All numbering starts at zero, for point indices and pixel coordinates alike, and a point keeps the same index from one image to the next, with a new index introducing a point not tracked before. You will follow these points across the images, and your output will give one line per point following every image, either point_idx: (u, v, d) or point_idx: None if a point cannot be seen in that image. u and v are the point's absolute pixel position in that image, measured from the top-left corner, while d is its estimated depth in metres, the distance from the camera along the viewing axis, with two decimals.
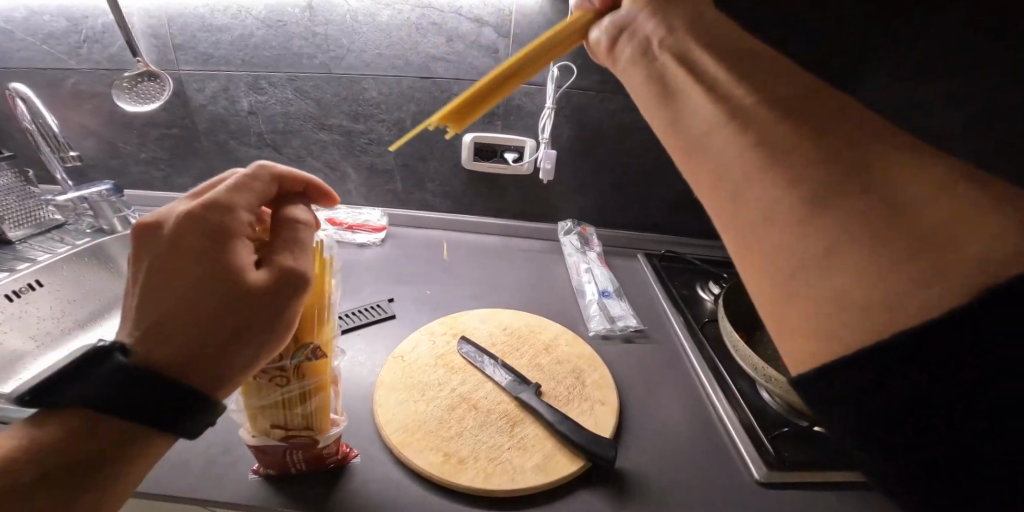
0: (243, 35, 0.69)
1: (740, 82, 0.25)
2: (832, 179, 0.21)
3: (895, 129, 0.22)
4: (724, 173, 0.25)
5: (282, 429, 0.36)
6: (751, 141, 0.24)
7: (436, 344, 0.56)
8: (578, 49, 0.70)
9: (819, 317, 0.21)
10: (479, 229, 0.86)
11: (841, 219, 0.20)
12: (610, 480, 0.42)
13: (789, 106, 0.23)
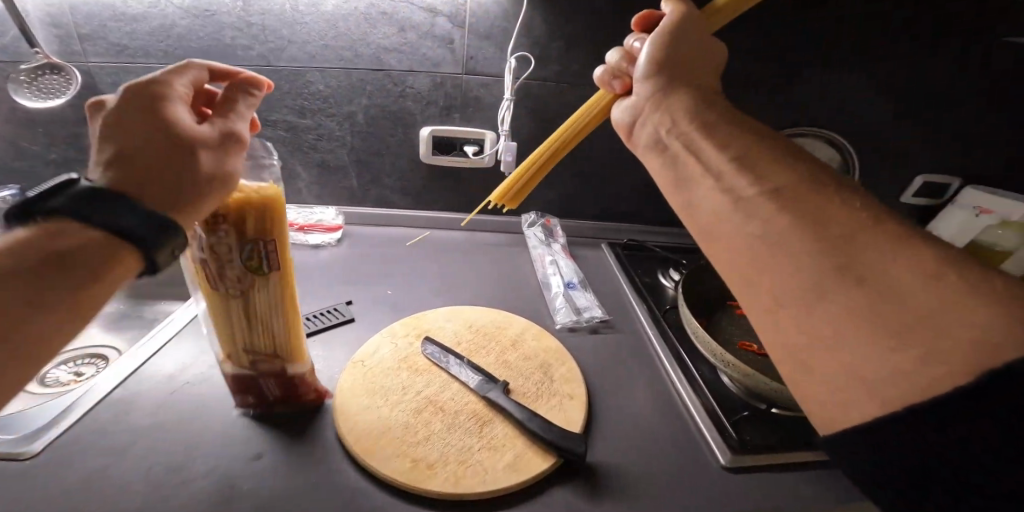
0: (164, 25, 0.63)
1: (744, 177, 0.32)
2: (834, 266, 0.26)
3: (881, 223, 0.27)
4: (744, 255, 0.31)
5: (248, 346, 0.39)
6: (762, 230, 0.30)
7: (398, 346, 0.54)
8: (534, 39, 0.69)
9: (847, 377, 0.26)
10: (441, 224, 0.84)
11: (851, 294, 0.26)
12: (583, 475, 0.42)
13: (796, 197, 0.30)
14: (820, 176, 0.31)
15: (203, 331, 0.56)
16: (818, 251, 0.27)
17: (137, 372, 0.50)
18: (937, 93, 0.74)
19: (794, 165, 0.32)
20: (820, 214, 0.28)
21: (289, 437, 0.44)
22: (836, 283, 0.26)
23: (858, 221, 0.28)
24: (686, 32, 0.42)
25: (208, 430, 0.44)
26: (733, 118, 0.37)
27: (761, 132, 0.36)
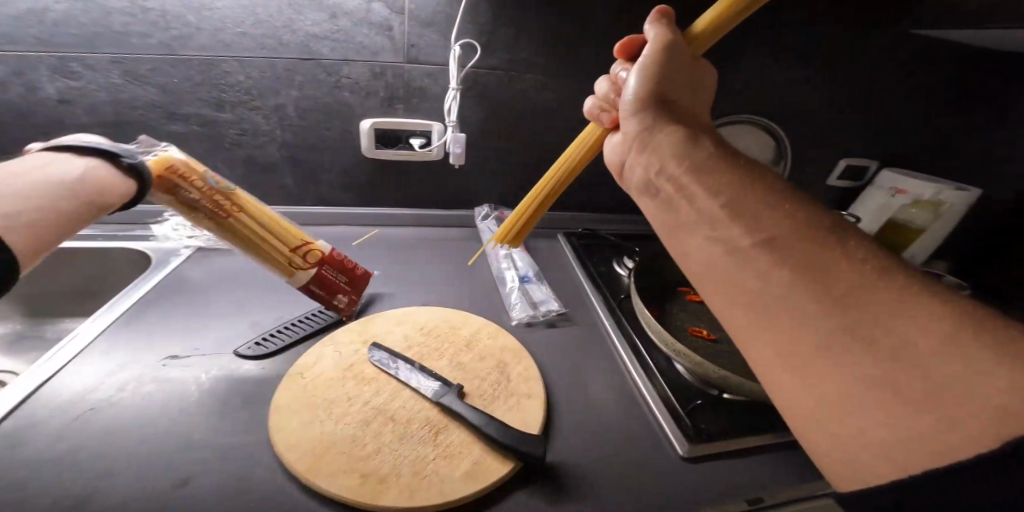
0: (33, 8, 0.55)
1: (739, 228, 0.33)
2: (842, 324, 0.27)
3: (885, 277, 0.28)
4: (750, 308, 0.32)
5: (287, 252, 0.51)
6: (766, 284, 0.31)
7: (343, 355, 0.51)
8: (480, 27, 0.66)
9: (868, 441, 0.26)
10: (389, 221, 0.79)
11: (861, 353, 0.26)
12: (543, 477, 0.41)
13: (797, 245, 0.31)
14: (819, 220, 0.32)
15: (114, 348, 0.50)
16: (823, 306, 0.28)
17: (35, 396, 0.44)
18: (855, 82, 0.80)
19: (791, 211, 0.32)
20: (823, 265, 0.29)
21: (221, 461, 0.40)
22: (846, 340, 0.27)
23: (860, 271, 0.29)
24: (669, 65, 0.42)
25: (122, 457, 0.39)
26: (724, 156, 0.38)
27: (756, 172, 0.37)
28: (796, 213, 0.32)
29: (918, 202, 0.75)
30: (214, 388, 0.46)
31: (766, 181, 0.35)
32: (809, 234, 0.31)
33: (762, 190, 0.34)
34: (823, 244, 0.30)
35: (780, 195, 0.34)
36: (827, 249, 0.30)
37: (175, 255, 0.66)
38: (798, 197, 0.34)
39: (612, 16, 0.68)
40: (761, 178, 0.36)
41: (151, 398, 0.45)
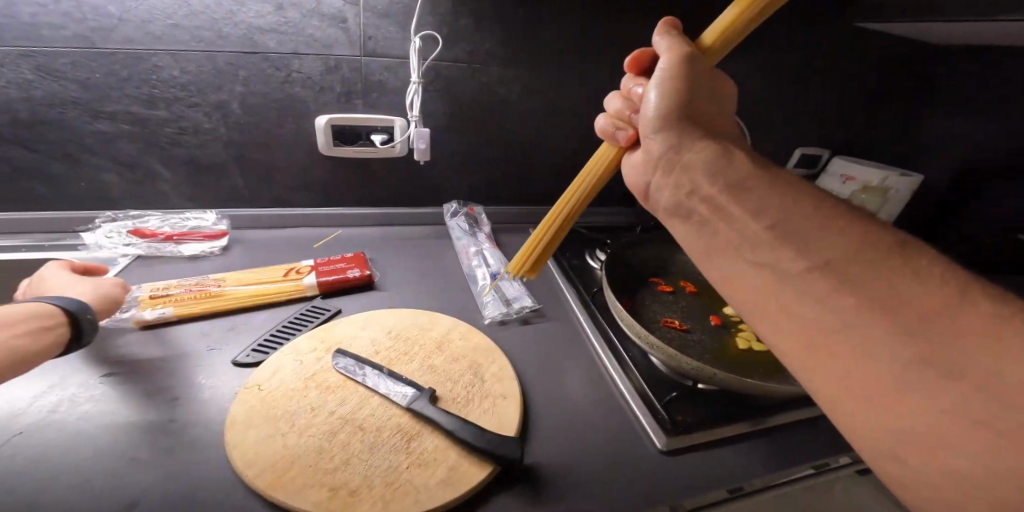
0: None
1: (788, 248, 0.31)
2: (913, 346, 0.26)
3: (953, 294, 0.27)
4: (805, 333, 0.30)
5: (292, 276, 0.60)
6: (822, 306, 0.29)
7: (305, 363, 0.48)
8: (441, 18, 0.64)
9: (963, 478, 0.23)
10: (352, 221, 0.76)
11: (940, 380, 0.24)
12: (522, 480, 0.40)
13: (851, 263, 0.29)
14: (871, 235, 0.31)
15: (44, 369, 0.45)
16: (898, 326, 0.26)
17: None
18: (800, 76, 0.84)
19: (844, 228, 0.31)
20: (890, 281, 0.28)
21: (172, 483, 0.36)
22: (933, 357, 0.25)
23: (928, 288, 0.27)
24: (692, 71, 0.38)
25: (55, 486, 0.35)
26: (761, 171, 0.36)
27: (798, 186, 0.35)
28: (846, 229, 0.31)
29: (866, 188, 0.79)
30: (160, 406, 0.43)
31: (811, 195, 0.34)
32: (865, 250, 0.30)
33: (811, 206, 0.33)
34: (883, 259, 0.29)
35: (825, 209, 0.33)
36: (888, 264, 0.29)
37: (113, 265, 0.60)
38: (845, 211, 0.33)
39: (571, 9, 0.68)
40: (805, 193, 0.34)
41: (88, 419, 0.41)
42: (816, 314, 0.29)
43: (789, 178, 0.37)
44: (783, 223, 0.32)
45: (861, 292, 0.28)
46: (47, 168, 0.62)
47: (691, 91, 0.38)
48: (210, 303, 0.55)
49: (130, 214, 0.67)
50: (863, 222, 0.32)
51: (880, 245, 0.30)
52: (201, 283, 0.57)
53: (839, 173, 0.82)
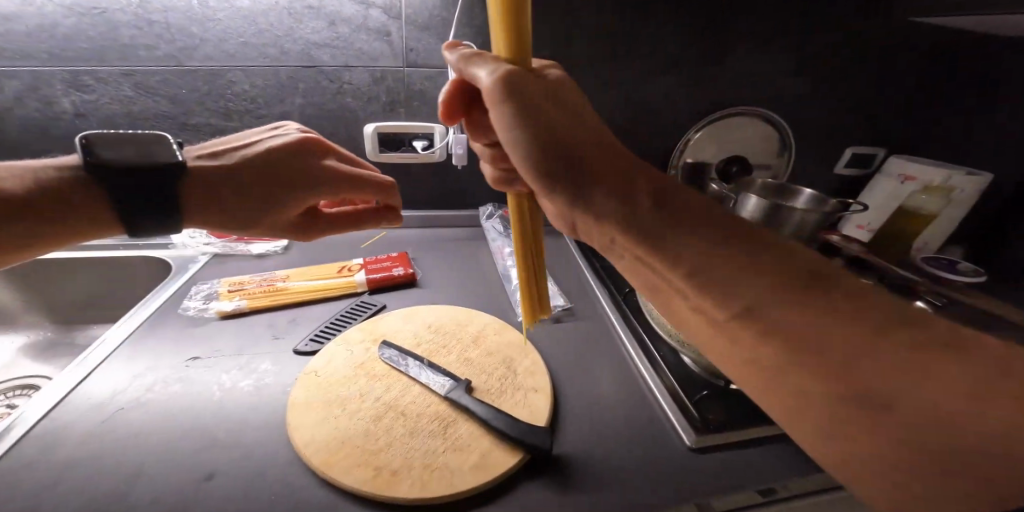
0: (43, 24, 0.59)
1: (711, 299, 0.28)
2: (854, 407, 0.24)
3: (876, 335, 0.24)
4: (756, 377, 0.28)
5: (343, 273, 0.65)
6: (763, 358, 0.27)
7: (354, 353, 0.52)
8: (477, 28, 0.67)
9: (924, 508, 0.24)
10: (395, 223, 0.81)
11: (886, 439, 0.23)
12: (552, 470, 0.42)
13: (774, 311, 0.26)
14: (808, 277, 0.27)
15: (140, 351, 0.52)
16: (840, 388, 0.24)
17: (67, 400, 0.45)
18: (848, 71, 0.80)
19: (755, 262, 0.28)
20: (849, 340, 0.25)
21: (242, 457, 0.41)
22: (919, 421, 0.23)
23: (852, 333, 0.24)
24: (533, 104, 0.35)
25: (153, 453, 0.40)
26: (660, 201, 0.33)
27: (709, 218, 0.31)
28: (783, 277, 0.27)
29: (928, 188, 0.73)
30: (233, 388, 0.48)
31: (731, 228, 0.31)
32: (808, 302, 0.26)
33: (727, 249, 0.29)
34: (827, 309, 0.26)
35: (755, 247, 0.29)
36: (832, 314, 0.26)
37: (193, 261, 0.68)
38: (767, 244, 0.29)
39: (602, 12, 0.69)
40: (721, 229, 0.30)
41: (177, 398, 0.46)
42: (796, 388, 0.26)
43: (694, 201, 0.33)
44: (716, 281, 0.29)
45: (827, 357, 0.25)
46: None
47: (551, 126, 0.35)
48: (275, 296, 0.61)
49: None
50: (788, 254, 0.29)
51: (818, 295, 0.26)
52: (271, 279, 0.63)
53: (896, 173, 0.77)
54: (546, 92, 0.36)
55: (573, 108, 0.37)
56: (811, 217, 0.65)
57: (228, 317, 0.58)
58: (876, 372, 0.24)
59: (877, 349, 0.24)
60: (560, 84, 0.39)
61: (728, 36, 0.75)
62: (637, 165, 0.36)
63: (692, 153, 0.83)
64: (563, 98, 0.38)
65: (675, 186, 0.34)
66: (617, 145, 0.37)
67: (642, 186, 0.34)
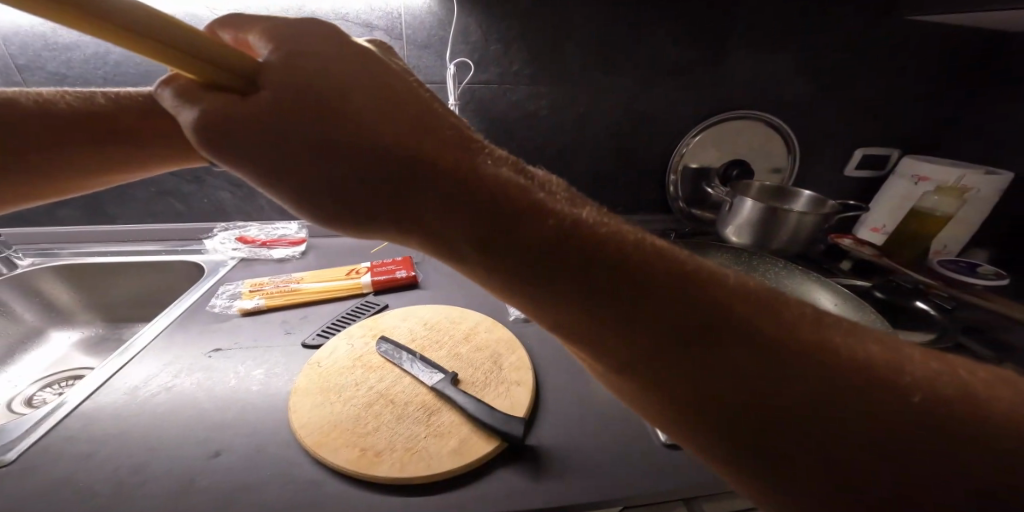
0: (98, 52, 0.69)
1: (594, 342, 0.27)
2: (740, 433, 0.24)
3: (754, 363, 0.23)
4: (652, 411, 0.27)
5: (350, 277, 0.71)
6: (654, 393, 0.26)
7: (355, 346, 0.56)
8: (472, 45, 0.73)
9: None
10: None
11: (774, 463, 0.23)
12: (528, 459, 0.44)
13: (651, 348, 0.25)
14: (683, 294, 0.25)
15: (170, 344, 0.58)
16: (723, 416, 0.24)
17: (106, 385, 0.51)
18: (846, 71, 0.80)
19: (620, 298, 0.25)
20: (708, 363, 0.24)
21: (248, 436, 0.45)
22: (758, 433, 0.23)
23: (729, 363, 0.24)
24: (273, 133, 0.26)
25: (171, 432, 0.45)
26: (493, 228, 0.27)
27: (566, 228, 0.26)
28: (654, 296, 0.25)
29: (942, 188, 0.75)
30: (246, 376, 0.53)
31: (595, 240, 0.26)
32: (677, 321, 0.24)
33: (587, 273, 0.25)
34: (696, 331, 0.24)
35: (624, 261, 0.25)
36: (700, 337, 0.24)
37: (223, 265, 0.76)
38: (639, 256, 0.26)
39: (590, 23, 0.73)
40: (580, 245, 0.26)
41: (197, 385, 0.51)
42: (656, 402, 0.26)
43: (535, 210, 0.27)
44: (588, 300, 0.26)
45: (688, 375, 0.25)
46: (182, 188, 0.81)
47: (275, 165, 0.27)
48: (292, 296, 0.67)
49: (236, 224, 0.84)
50: (666, 263, 0.25)
51: (689, 316, 0.24)
52: (287, 281, 0.69)
53: (909, 173, 0.80)
54: (274, 101, 0.26)
55: (322, 97, 0.26)
56: (809, 219, 0.68)
57: (249, 314, 0.64)
58: (768, 390, 0.23)
59: (737, 370, 0.23)
60: (289, 55, 0.26)
61: (721, 39, 0.76)
62: (433, 170, 0.27)
63: (692, 157, 0.85)
64: (310, 83, 0.26)
65: (491, 197, 0.27)
66: (412, 129, 0.27)
67: (473, 216, 0.27)
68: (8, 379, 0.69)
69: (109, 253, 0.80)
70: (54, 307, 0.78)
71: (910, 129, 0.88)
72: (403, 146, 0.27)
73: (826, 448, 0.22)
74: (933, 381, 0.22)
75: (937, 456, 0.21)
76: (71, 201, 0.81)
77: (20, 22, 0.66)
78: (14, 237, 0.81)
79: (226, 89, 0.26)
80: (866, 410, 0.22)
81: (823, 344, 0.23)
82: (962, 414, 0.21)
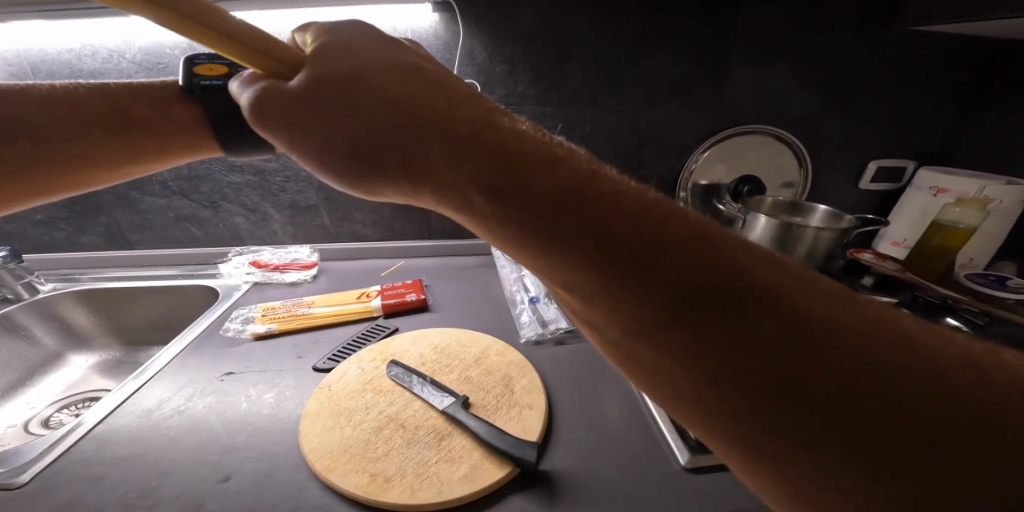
0: (120, 78, 0.73)
1: (601, 305, 0.26)
2: (767, 402, 0.22)
3: (775, 322, 0.22)
4: (666, 386, 0.26)
5: (362, 297, 0.72)
6: (670, 361, 0.25)
7: (365, 370, 0.56)
8: (480, 67, 0.75)
9: None
10: (413, 252, 0.89)
11: (809, 437, 0.21)
12: (541, 484, 0.42)
13: (666, 307, 0.24)
14: (687, 263, 0.24)
15: (184, 366, 0.58)
16: (751, 382, 0.22)
17: (122, 405, 0.52)
18: (851, 83, 0.80)
19: (632, 252, 0.24)
20: (715, 333, 0.23)
21: (257, 459, 0.45)
22: (769, 417, 0.22)
23: (753, 319, 0.22)
24: (306, 105, 0.29)
25: (183, 453, 0.45)
26: (505, 188, 0.27)
27: (574, 182, 0.26)
28: (666, 249, 0.24)
29: (962, 200, 0.75)
30: (256, 400, 0.52)
31: (603, 199, 0.26)
32: (692, 276, 0.24)
33: (590, 239, 0.25)
34: (698, 301, 0.23)
35: (634, 220, 0.25)
36: (705, 310, 0.23)
37: (236, 289, 0.77)
38: (654, 212, 0.26)
39: (592, 43, 0.75)
40: (587, 205, 0.25)
41: (208, 408, 0.51)
42: (663, 373, 0.25)
43: (548, 168, 0.27)
44: (597, 258, 0.25)
45: (693, 349, 0.23)
46: (198, 213, 0.83)
47: (310, 137, 0.29)
48: (303, 319, 0.67)
49: (250, 248, 0.86)
50: (676, 227, 0.25)
51: (704, 271, 0.23)
52: (297, 305, 0.70)
53: (928, 185, 0.78)
54: (315, 79, 0.29)
55: (353, 78, 0.29)
56: (825, 235, 0.66)
57: (261, 338, 0.64)
58: (793, 351, 0.22)
59: (746, 330, 0.22)
60: (336, 49, 0.30)
61: (726, 55, 0.76)
62: (451, 135, 0.28)
63: (702, 174, 0.85)
64: (343, 67, 0.29)
65: (508, 153, 0.27)
66: (435, 100, 0.29)
67: (486, 173, 0.27)
68: (27, 402, 0.70)
69: (129, 277, 0.82)
70: (75, 330, 0.80)
71: (922, 140, 0.86)
72: (416, 109, 0.29)
73: (838, 436, 0.21)
74: (987, 374, 0.21)
75: (963, 445, 0.19)
76: (90, 227, 0.84)
77: (48, 50, 0.71)
78: (39, 262, 0.84)
79: (282, 78, 0.30)
80: (881, 400, 0.20)
81: (839, 327, 0.22)
82: (1003, 414, 0.19)
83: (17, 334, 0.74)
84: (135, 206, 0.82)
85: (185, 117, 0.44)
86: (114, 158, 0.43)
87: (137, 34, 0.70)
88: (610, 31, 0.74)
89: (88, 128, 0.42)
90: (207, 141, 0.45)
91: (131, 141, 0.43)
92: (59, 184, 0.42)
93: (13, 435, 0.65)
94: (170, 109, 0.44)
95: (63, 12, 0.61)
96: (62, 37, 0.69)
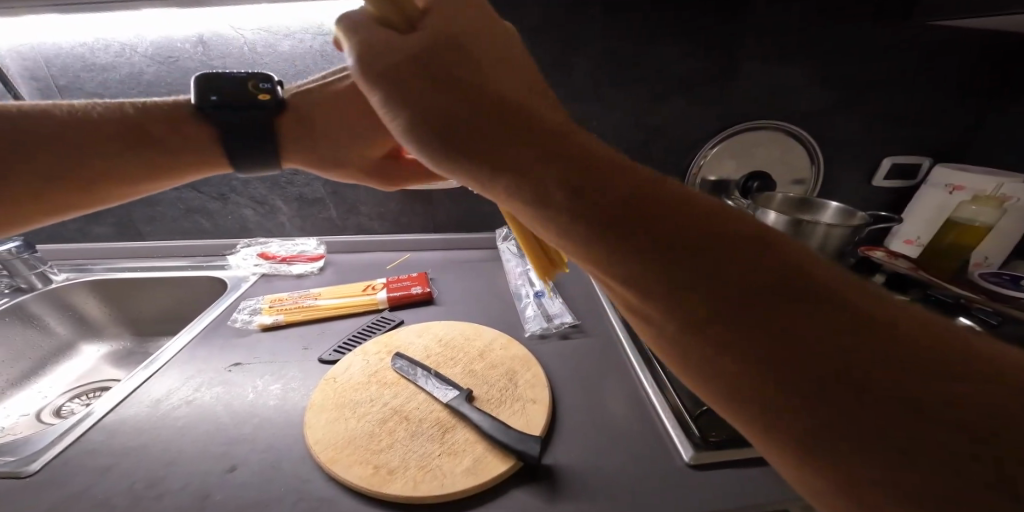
0: (132, 72, 0.74)
1: (656, 290, 0.25)
2: (827, 397, 0.21)
3: (839, 317, 0.22)
4: (718, 380, 0.24)
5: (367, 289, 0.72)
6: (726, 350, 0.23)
7: (369, 362, 0.56)
8: None
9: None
10: (419, 245, 0.89)
11: (864, 433, 0.20)
12: (543, 478, 0.42)
13: (732, 293, 0.23)
14: (753, 254, 0.24)
15: (192, 357, 0.59)
16: (813, 373, 0.21)
17: (132, 395, 0.53)
18: (866, 79, 0.79)
19: (703, 237, 0.25)
20: (779, 322, 0.22)
21: (263, 451, 0.45)
22: (834, 418, 0.21)
23: (818, 310, 0.22)
24: (400, 65, 0.29)
25: (188, 445, 0.46)
26: (579, 167, 0.26)
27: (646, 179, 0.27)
28: (733, 241, 0.24)
29: (978, 198, 0.73)
30: (264, 391, 0.53)
31: (672, 194, 0.27)
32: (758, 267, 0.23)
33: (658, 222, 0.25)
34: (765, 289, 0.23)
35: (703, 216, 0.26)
36: (768, 299, 0.23)
37: (245, 281, 0.78)
38: (720, 213, 0.26)
39: (601, 37, 0.74)
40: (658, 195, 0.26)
41: (215, 398, 0.52)
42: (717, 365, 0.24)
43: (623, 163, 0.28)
44: (664, 240, 0.25)
45: (762, 341, 0.22)
46: (207, 205, 0.84)
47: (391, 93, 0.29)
48: (310, 311, 0.67)
49: (258, 240, 0.87)
50: (743, 227, 0.25)
51: (771, 263, 0.24)
52: (303, 298, 0.70)
53: (944, 183, 0.77)
54: (417, 44, 0.29)
55: (463, 57, 0.30)
56: (836, 232, 0.65)
57: (269, 329, 0.65)
58: (858, 346, 0.21)
59: (809, 320, 0.22)
60: (442, 22, 0.31)
61: (737, 49, 0.75)
62: (534, 120, 0.28)
63: (711, 170, 0.85)
64: (448, 39, 0.30)
65: (585, 145, 0.28)
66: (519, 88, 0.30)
67: (562, 155, 0.27)
68: (40, 392, 0.72)
69: (139, 269, 0.83)
70: (87, 321, 0.82)
71: (939, 136, 0.84)
72: (500, 91, 0.29)
73: (903, 441, 0.20)
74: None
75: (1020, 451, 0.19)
76: (103, 219, 0.85)
77: (63, 45, 0.71)
78: (53, 253, 0.86)
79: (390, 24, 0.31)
80: (941, 399, 0.20)
81: (897, 328, 0.22)
82: None
83: (31, 324, 0.75)
84: (146, 199, 0.84)
85: (192, 130, 0.45)
86: (121, 168, 0.43)
87: (148, 29, 0.71)
88: (619, 24, 0.73)
89: (96, 141, 0.42)
90: (215, 155, 0.45)
91: (139, 154, 0.43)
92: (58, 186, 0.42)
93: (25, 424, 0.67)
94: (177, 118, 0.44)
95: (76, 8, 0.62)
96: (76, 32, 0.70)
